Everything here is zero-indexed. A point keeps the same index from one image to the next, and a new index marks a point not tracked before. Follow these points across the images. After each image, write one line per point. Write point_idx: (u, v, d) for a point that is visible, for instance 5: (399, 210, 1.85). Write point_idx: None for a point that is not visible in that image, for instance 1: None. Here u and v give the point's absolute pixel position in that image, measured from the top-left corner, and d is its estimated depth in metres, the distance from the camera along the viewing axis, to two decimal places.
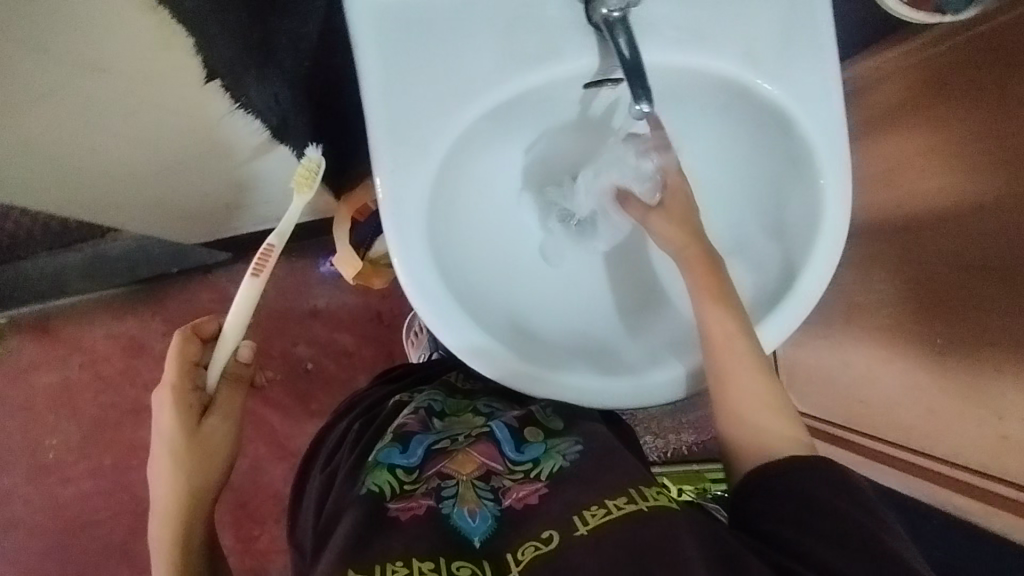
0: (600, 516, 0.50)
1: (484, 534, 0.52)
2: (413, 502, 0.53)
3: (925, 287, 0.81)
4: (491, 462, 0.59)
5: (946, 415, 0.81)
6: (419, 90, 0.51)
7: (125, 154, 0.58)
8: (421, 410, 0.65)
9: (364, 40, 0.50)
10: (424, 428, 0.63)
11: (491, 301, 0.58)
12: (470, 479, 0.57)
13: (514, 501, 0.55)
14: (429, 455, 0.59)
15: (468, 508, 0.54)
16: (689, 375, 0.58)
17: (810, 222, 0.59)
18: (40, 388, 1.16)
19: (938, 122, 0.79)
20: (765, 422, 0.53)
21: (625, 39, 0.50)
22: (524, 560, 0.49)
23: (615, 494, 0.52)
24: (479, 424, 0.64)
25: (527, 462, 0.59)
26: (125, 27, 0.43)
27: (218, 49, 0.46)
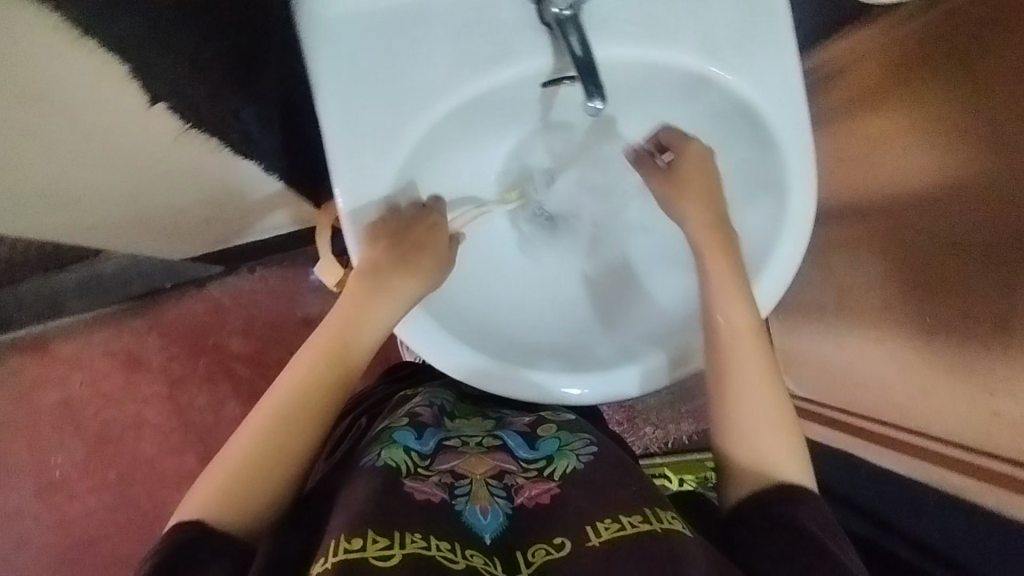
0: (612, 529, 0.50)
1: (495, 532, 0.53)
2: (428, 489, 0.53)
3: (912, 264, 0.80)
4: (505, 464, 0.61)
5: (937, 394, 0.78)
6: (375, 99, 0.52)
7: (93, 184, 0.58)
8: (434, 405, 0.68)
9: (318, 53, 0.51)
10: (436, 423, 0.65)
11: (467, 308, 0.60)
12: (484, 478, 0.58)
13: (526, 499, 0.57)
14: (440, 448, 0.61)
15: (480, 506, 0.55)
16: (660, 367, 0.60)
17: (776, 212, 0.61)
18: (42, 406, 1.17)
19: (912, 99, 0.79)
20: (762, 438, 0.55)
21: (576, 37, 0.50)
22: (534, 563, 0.49)
23: (630, 513, 0.52)
24: (490, 429, 0.67)
25: (540, 460, 0.62)
26: (59, 62, 0.43)
27: (157, 71, 0.45)
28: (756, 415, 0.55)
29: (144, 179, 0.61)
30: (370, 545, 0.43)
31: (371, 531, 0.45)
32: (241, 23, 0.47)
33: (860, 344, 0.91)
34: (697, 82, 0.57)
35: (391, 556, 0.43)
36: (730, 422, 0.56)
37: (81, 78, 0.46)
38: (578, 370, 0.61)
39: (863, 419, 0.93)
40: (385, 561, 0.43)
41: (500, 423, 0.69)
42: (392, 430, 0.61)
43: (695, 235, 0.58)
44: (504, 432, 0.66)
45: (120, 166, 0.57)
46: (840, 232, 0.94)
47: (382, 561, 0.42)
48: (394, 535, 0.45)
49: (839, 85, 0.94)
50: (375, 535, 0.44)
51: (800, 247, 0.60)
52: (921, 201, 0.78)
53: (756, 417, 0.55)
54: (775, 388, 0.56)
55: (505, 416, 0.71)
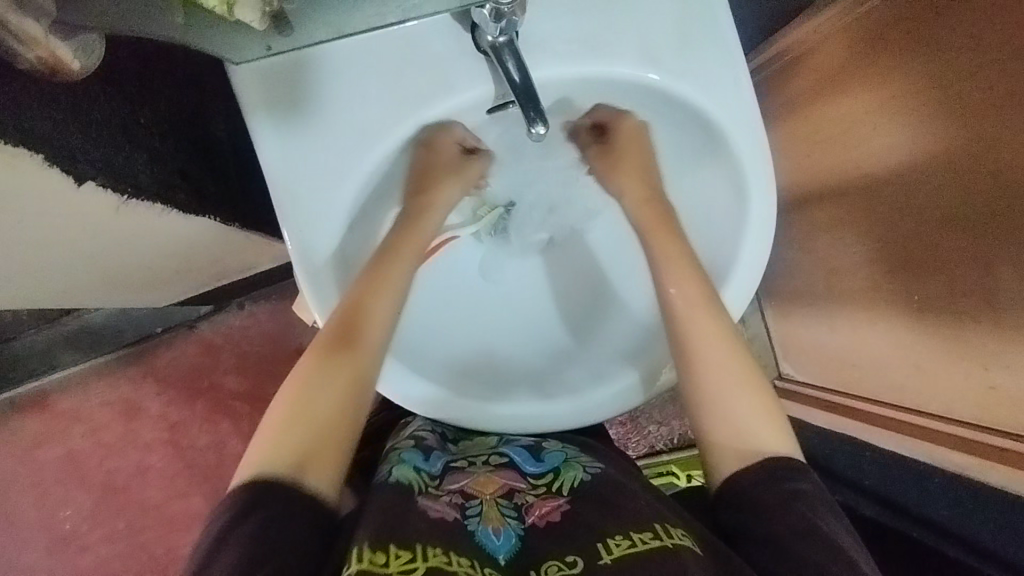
0: (623, 546, 0.50)
1: (510, 553, 0.52)
2: (440, 507, 0.54)
3: (897, 247, 0.78)
4: (514, 482, 0.61)
5: (933, 371, 0.76)
6: (315, 146, 0.53)
7: (55, 269, 0.57)
8: (437, 431, 0.68)
9: (254, 107, 0.52)
10: (441, 446, 0.66)
11: (445, 346, 0.63)
12: (494, 499, 0.58)
13: (537, 518, 0.55)
14: (448, 469, 0.62)
15: (492, 527, 0.54)
16: (625, 389, 0.64)
17: (737, 216, 0.61)
18: (46, 462, 1.18)
19: (879, 78, 0.78)
20: (746, 416, 0.55)
21: (513, 62, 0.50)
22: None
23: (640, 530, 0.51)
24: (493, 444, 0.67)
25: (548, 474, 0.62)
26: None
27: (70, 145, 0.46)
28: (728, 390, 0.56)
29: (102, 250, 0.59)
30: (393, 559, 0.44)
31: (393, 546, 0.45)
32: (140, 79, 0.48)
33: (854, 326, 0.89)
34: (645, 92, 0.57)
35: (414, 568, 0.44)
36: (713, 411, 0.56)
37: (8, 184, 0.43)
38: (547, 398, 0.63)
39: (862, 402, 0.90)
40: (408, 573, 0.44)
41: (504, 439, 0.68)
42: (401, 451, 0.62)
43: (633, 214, 0.60)
44: (509, 448, 0.66)
45: (75, 248, 0.56)
46: (821, 216, 0.93)
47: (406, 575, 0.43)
48: (415, 549, 0.46)
49: (807, 67, 0.93)
50: (397, 549, 0.45)
51: (766, 249, 0.61)
52: (898, 181, 0.77)
53: (732, 393, 0.56)
54: (740, 357, 0.57)
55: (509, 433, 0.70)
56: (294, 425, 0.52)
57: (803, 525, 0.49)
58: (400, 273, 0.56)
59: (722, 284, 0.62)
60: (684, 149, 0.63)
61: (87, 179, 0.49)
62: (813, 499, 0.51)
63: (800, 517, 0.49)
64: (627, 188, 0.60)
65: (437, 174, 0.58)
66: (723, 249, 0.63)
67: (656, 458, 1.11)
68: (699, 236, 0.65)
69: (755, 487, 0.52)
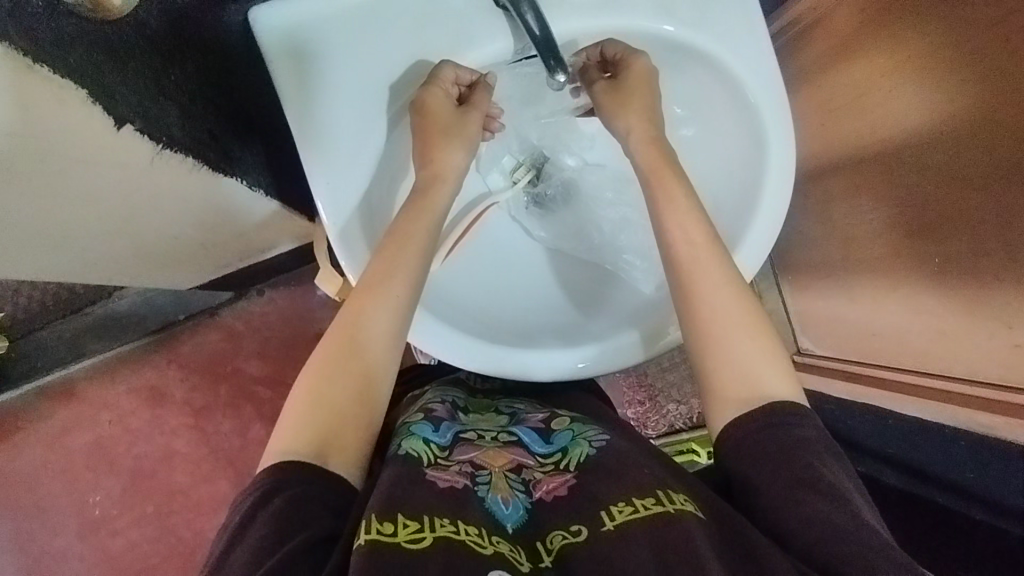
0: (626, 512, 0.48)
1: (518, 523, 0.51)
2: (450, 476, 0.53)
3: (919, 208, 0.77)
4: (522, 459, 0.60)
5: (957, 334, 0.75)
6: (340, 101, 0.54)
7: (90, 219, 0.58)
8: (446, 403, 0.68)
9: (279, 60, 0.53)
10: (451, 417, 0.66)
11: (463, 301, 0.64)
12: (503, 471, 0.57)
13: (544, 493, 0.54)
14: (457, 440, 0.61)
15: (502, 496, 0.53)
16: (643, 339, 0.64)
17: (757, 161, 0.61)
18: (76, 448, 1.20)
19: (893, 39, 0.77)
20: (769, 378, 0.54)
21: (532, 15, 0.51)
22: (554, 550, 0.48)
23: (643, 495, 0.50)
24: (503, 424, 0.67)
25: (556, 453, 0.61)
26: (19, 98, 0.41)
27: (118, 88, 0.47)
28: (741, 342, 0.55)
29: (127, 210, 0.61)
30: (401, 529, 0.43)
31: (402, 516, 0.44)
32: (190, 37, 0.50)
33: (875, 295, 0.88)
34: (658, 43, 0.58)
35: (422, 538, 0.43)
36: (718, 363, 0.55)
37: (53, 119, 0.45)
38: (573, 345, 0.63)
39: (881, 369, 0.89)
40: (417, 543, 0.42)
41: (514, 419, 0.68)
42: (411, 423, 0.62)
43: (641, 155, 0.59)
44: (519, 429, 0.65)
45: (103, 196, 0.56)
46: (839, 182, 0.93)
47: (414, 544, 0.42)
48: (424, 519, 0.45)
49: (820, 34, 0.92)
50: (404, 519, 0.44)
51: (782, 211, 0.61)
52: (914, 140, 0.77)
53: (738, 342, 0.55)
54: (768, 338, 0.56)
55: (519, 412, 0.70)
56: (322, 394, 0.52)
57: (818, 475, 0.48)
58: (410, 227, 0.56)
59: (740, 236, 0.61)
60: (701, 106, 0.64)
61: (127, 123, 0.50)
62: (823, 448, 0.50)
63: (816, 467, 0.48)
64: (635, 126, 0.58)
65: (437, 137, 0.56)
66: (738, 211, 0.63)
67: (675, 436, 1.10)
68: (727, 188, 0.64)
69: (761, 429, 0.51)
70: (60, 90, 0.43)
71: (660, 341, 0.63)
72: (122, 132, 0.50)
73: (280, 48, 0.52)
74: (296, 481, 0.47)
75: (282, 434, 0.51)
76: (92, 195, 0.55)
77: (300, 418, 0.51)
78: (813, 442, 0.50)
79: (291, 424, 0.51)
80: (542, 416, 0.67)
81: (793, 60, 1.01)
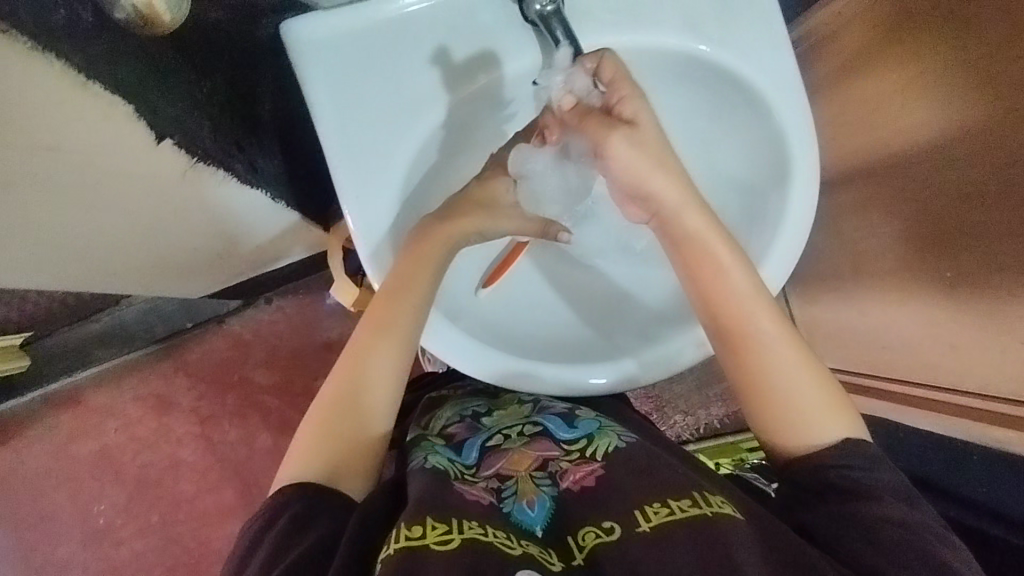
0: (662, 514, 0.48)
1: (546, 522, 0.51)
2: (477, 492, 0.52)
3: (929, 220, 0.78)
4: (547, 452, 0.58)
5: (970, 347, 0.75)
6: (371, 117, 0.54)
7: (123, 230, 0.59)
8: (466, 418, 0.66)
9: (309, 75, 0.53)
10: (473, 429, 0.64)
11: (486, 315, 0.64)
12: (529, 473, 0.56)
13: (572, 483, 0.54)
14: (484, 455, 0.60)
15: (527, 500, 0.53)
16: (664, 358, 0.63)
17: (779, 181, 0.62)
18: (81, 457, 1.19)
19: (907, 55, 0.78)
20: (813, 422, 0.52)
21: (562, 31, 0.52)
22: (586, 546, 0.47)
23: (678, 497, 0.49)
24: (527, 412, 0.65)
25: (581, 440, 0.59)
26: (67, 110, 0.42)
27: (158, 101, 0.47)
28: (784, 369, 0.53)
29: (158, 223, 0.61)
30: (429, 531, 0.43)
31: (431, 518, 0.45)
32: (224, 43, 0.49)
33: (887, 308, 0.88)
34: (684, 62, 0.59)
35: (449, 540, 0.43)
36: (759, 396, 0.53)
37: (98, 133, 0.45)
38: (595, 361, 0.63)
39: (892, 381, 0.89)
40: (445, 545, 0.42)
41: (538, 407, 0.66)
42: (433, 444, 0.61)
43: None
44: (543, 417, 0.63)
45: (135, 209, 0.57)
46: (851, 195, 0.93)
47: (443, 546, 0.42)
48: (453, 521, 0.45)
49: (830, 50, 0.93)
50: (432, 522, 0.44)
51: (792, 257, 0.62)
52: (929, 159, 0.77)
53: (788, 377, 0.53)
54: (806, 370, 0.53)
55: (543, 399, 0.68)
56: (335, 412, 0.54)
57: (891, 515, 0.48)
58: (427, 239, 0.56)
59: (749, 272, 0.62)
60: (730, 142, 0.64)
61: (166, 137, 0.50)
62: (900, 489, 0.49)
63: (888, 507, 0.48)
64: None
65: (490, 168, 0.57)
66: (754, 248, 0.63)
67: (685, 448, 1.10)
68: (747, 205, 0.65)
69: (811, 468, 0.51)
70: (110, 106, 0.44)
71: (684, 358, 0.63)
72: (161, 146, 0.51)
73: (312, 54, 0.52)
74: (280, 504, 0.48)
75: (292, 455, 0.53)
76: (128, 208, 0.56)
77: (308, 445, 0.52)
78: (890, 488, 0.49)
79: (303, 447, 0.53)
80: (565, 405, 0.65)
81: (805, 73, 1.01)
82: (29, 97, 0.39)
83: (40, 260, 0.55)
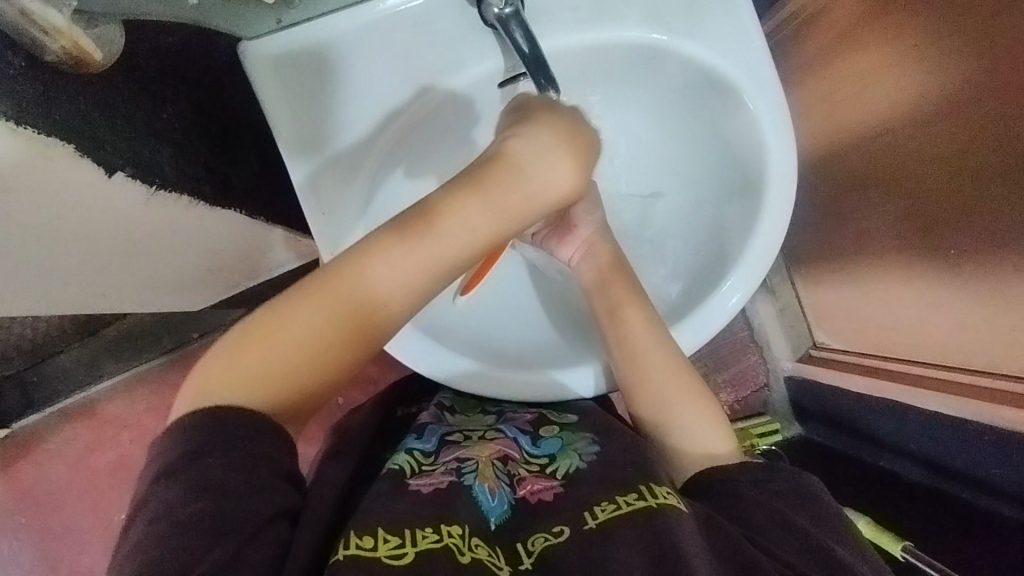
0: (610, 510, 0.48)
1: (501, 517, 0.51)
2: (435, 479, 0.53)
3: (931, 198, 0.76)
4: (508, 450, 0.60)
5: (977, 326, 0.73)
6: (332, 134, 0.54)
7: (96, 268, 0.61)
8: (433, 408, 0.68)
9: (268, 93, 0.52)
10: (437, 420, 0.65)
11: (462, 323, 0.64)
12: (489, 461, 0.57)
13: (528, 493, 0.53)
14: (442, 444, 0.60)
15: (488, 486, 0.54)
16: None
17: (754, 173, 0.61)
18: (100, 468, 1.22)
19: (894, 31, 0.75)
20: (694, 433, 0.57)
21: (520, 33, 0.50)
22: (535, 551, 0.47)
23: (625, 492, 0.50)
24: (491, 423, 0.65)
25: (543, 457, 0.59)
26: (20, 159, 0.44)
27: (97, 126, 0.49)
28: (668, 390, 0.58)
29: (132, 255, 0.63)
30: (381, 544, 0.43)
31: (383, 530, 0.45)
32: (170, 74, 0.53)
33: (890, 289, 0.86)
34: (652, 55, 0.57)
35: (403, 553, 0.43)
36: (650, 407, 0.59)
37: (48, 177, 0.47)
38: (574, 364, 0.63)
39: (900, 361, 0.87)
40: (398, 559, 0.42)
41: (501, 418, 0.66)
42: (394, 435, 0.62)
43: None
44: (505, 427, 0.64)
45: (104, 246, 0.59)
46: (850, 174, 0.91)
47: (395, 560, 0.42)
48: (405, 533, 0.44)
49: (823, 27, 0.89)
50: (386, 534, 0.44)
51: (773, 247, 0.61)
52: (926, 134, 0.75)
53: (677, 402, 0.58)
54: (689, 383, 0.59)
55: (507, 410, 0.68)
56: (292, 326, 0.44)
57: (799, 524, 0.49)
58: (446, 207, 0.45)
59: (725, 271, 0.61)
60: (702, 135, 0.63)
61: (117, 170, 0.53)
62: (811, 503, 0.52)
63: (796, 517, 0.50)
64: None
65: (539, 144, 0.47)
66: (729, 244, 0.62)
67: None
68: (720, 198, 0.64)
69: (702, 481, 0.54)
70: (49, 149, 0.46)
71: None
72: (113, 180, 0.54)
73: (273, 73, 0.52)
74: (212, 437, 0.43)
75: (247, 366, 0.44)
76: (93, 247, 0.57)
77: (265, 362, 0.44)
78: (802, 501, 0.51)
79: (260, 357, 0.44)
80: (531, 416, 0.65)
81: (795, 50, 0.98)
82: None
83: (19, 301, 0.58)
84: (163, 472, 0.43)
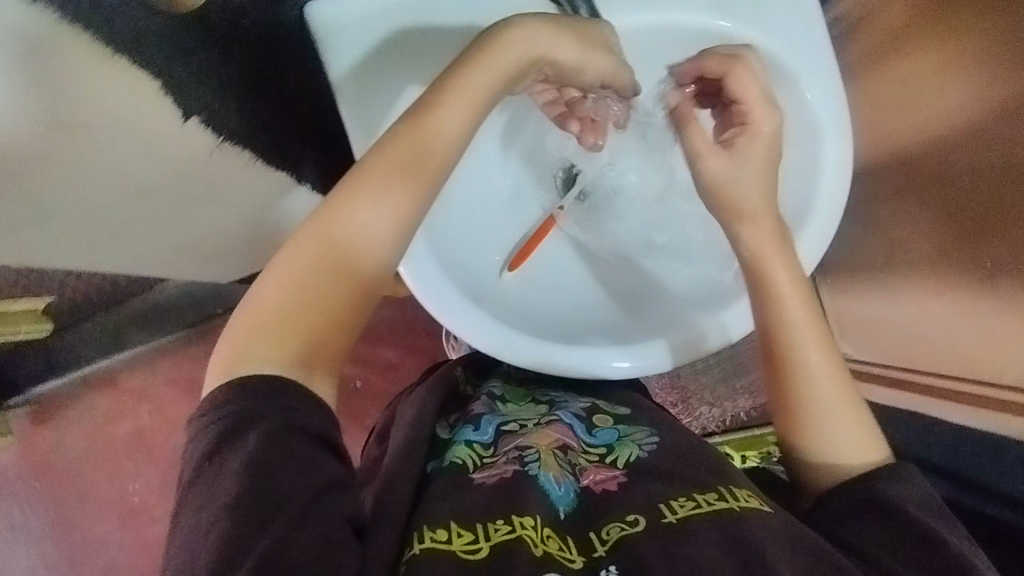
0: (688, 508, 0.47)
1: (569, 506, 0.50)
2: (499, 469, 0.52)
3: (972, 206, 0.74)
4: (566, 438, 0.59)
5: (1005, 341, 0.71)
6: (392, 96, 0.55)
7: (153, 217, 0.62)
8: (484, 397, 0.66)
9: (332, 52, 0.54)
10: (490, 409, 0.63)
11: (508, 297, 0.64)
12: (550, 449, 0.56)
13: (592, 483, 0.53)
14: (500, 434, 0.59)
15: (554, 475, 0.53)
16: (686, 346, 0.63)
17: (809, 163, 0.61)
18: (119, 437, 1.24)
19: (941, 39, 0.74)
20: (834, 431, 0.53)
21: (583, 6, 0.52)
22: (609, 541, 0.46)
23: (704, 491, 0.49)
24: (545, 411, 0.64)
25: (601, 447, 0.58)
26: (103, 84, 0.47)
27: (179, 72, 0.51)
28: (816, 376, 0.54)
29: (187, 209, 0.65)
30: (455, 537, 0.43)
31: (456, 524, 0.44)
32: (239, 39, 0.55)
33: (922, 298, 0.85)
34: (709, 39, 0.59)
35: (478, 548, 0.43)
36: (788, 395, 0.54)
37: (129, 109, 0.50)
38: (618, 343, 0.63)
39: (925, 377, 0.85)
40: (473, 553, 0.42)
41: (554, 406, 0.65)
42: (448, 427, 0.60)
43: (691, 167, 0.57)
44: (560, 414, 0.63)
45: (167, 195, 0.61)
46: (888, 182, 0.90)
47: (470, 555, 0.42)
48: (477, 528, 0.44)
49: (871, 31, 0.88)
50: (459, 528, 0.44)
51: (825, 239, 0.60)
52: (966, 144, 0.73)
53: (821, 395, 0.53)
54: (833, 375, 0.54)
55: (558, 399, 0.67)
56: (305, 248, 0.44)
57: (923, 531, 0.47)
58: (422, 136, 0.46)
59: None
60: None
61: (192, 115, 0.55)
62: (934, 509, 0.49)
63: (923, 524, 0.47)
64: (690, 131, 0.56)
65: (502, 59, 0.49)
66: None
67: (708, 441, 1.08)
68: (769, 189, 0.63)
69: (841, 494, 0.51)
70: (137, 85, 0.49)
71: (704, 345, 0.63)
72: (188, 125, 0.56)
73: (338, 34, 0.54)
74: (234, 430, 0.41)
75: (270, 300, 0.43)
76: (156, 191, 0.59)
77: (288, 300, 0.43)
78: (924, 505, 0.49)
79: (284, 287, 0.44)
80: (584, 402, 0.65)
81: (842, 55, 0.99)
82: (63, 72, 0.43)
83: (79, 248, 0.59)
84: (205, 457, 0.41)
